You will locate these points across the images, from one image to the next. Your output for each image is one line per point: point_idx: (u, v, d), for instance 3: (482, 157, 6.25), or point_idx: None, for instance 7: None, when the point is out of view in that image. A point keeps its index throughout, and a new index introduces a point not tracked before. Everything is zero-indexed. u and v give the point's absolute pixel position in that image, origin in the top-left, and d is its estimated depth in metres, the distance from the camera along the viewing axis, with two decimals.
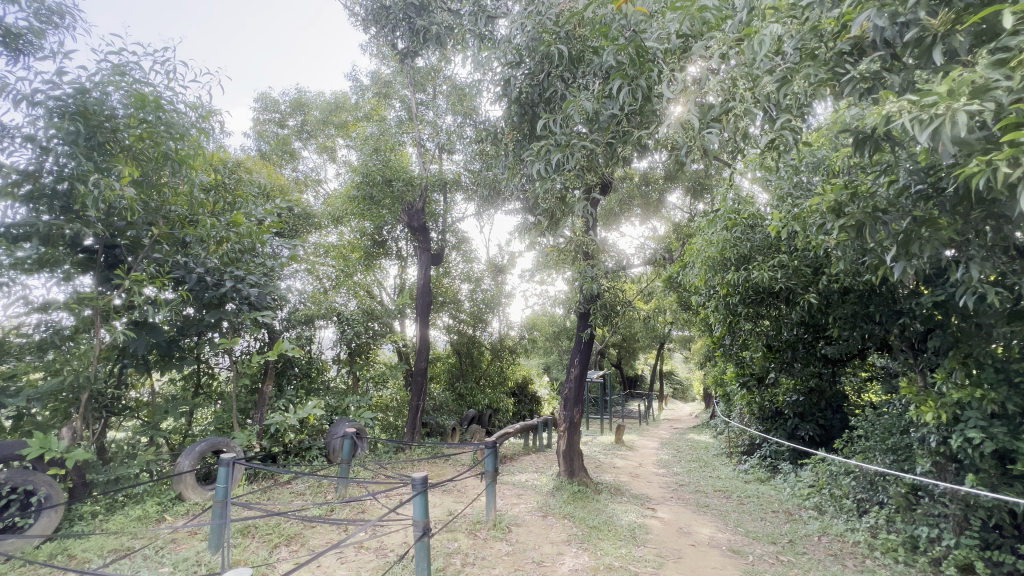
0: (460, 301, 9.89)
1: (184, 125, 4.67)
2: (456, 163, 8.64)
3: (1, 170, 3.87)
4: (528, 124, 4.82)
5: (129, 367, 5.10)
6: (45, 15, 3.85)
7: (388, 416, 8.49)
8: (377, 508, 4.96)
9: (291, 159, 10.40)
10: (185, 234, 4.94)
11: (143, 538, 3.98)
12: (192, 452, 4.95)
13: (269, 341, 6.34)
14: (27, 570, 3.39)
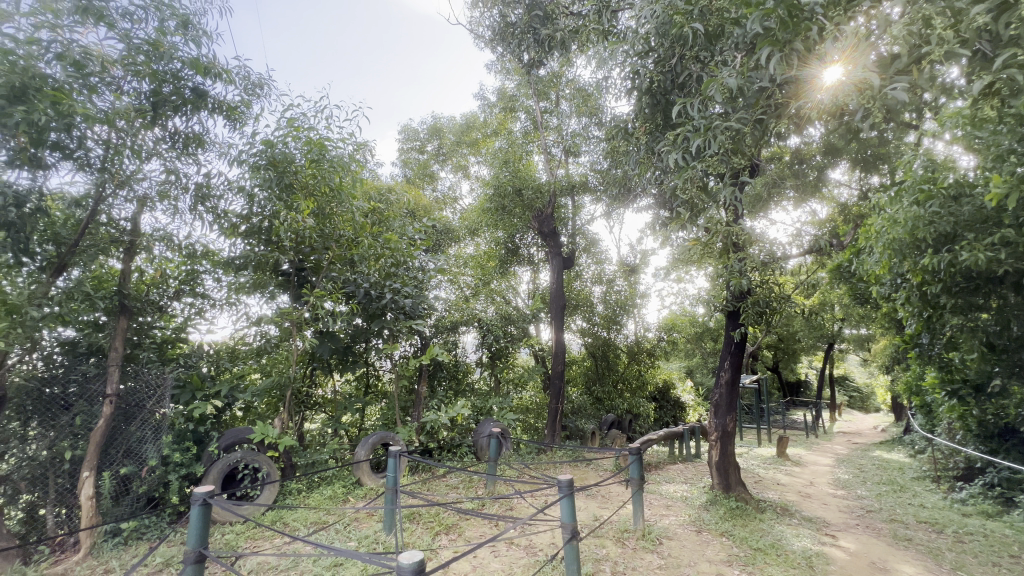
0: (593, 304, 9.79)
1: (344, 161, 5.43)
2: (583, 166, 8.59)
3: (227, 215, 4.95)
4: (662, 112, 4.60)
5: (318, 369, 6.12)
6: (251, 89, 4.81)
7: (528, 418, 8.76)
8: (524, 507, 5.13)
9: (432, 180, 11.40)
10: (353, 255, 5.73)
11: (335, 515, 4.67)
12: (366, 443, 5.69)
13: (421, 346, 7.07)
14: (257, 532, 4.24)
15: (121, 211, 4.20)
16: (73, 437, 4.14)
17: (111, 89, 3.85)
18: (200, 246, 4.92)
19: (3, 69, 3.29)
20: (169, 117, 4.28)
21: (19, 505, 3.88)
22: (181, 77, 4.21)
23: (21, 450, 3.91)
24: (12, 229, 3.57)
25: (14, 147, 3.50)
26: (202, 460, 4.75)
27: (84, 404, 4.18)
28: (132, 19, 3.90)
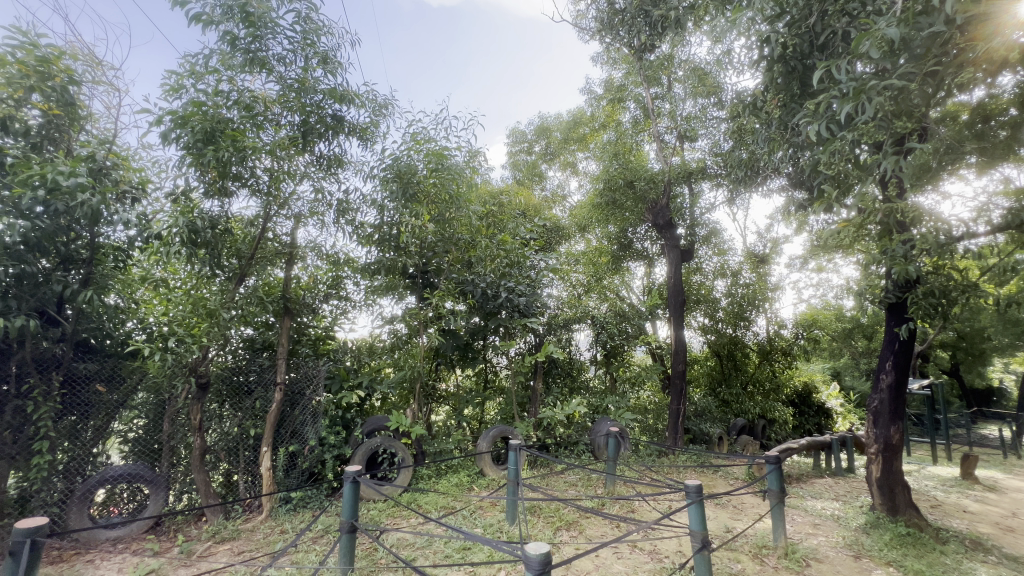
0: (716, 300, 9.06)
1: (460, 167, 5.71)
2: (701, 151, 7.99)
3: (363, 226, 5.53)
4: (798, 79, 4.09)
5: (443, 364, 6.57)
6: (378, 110, 5.32)
7: (647, 418, 8.42)
8: (647, 511, 4.93)
9: (540, 180, 11.51)
10: (470, 256, 6.02)
11: (462, 501, 4.97)
12: (488, 436, 5.97)
13: (536, 345, 7.27)
14: (396, 510, 4.70)
15: (282, 228, 4.94)
16: (255, 418, 4.98)
17: (272, 124, 4.53)
18: (343, 255, 5.57)
19: (200, 118, 4.14)
20: (316, 143, 4.90)
21: (220, 470, 4.80)
22: (324, 106, 4.80)
23: (220, 426, 4.82)
24: (210, 247, 4.44)
25: (210, 181, 4.33)
26: (350, 443, 5.39)
27: (262, 390, 5.03)
28: (285, 62, 4.55)
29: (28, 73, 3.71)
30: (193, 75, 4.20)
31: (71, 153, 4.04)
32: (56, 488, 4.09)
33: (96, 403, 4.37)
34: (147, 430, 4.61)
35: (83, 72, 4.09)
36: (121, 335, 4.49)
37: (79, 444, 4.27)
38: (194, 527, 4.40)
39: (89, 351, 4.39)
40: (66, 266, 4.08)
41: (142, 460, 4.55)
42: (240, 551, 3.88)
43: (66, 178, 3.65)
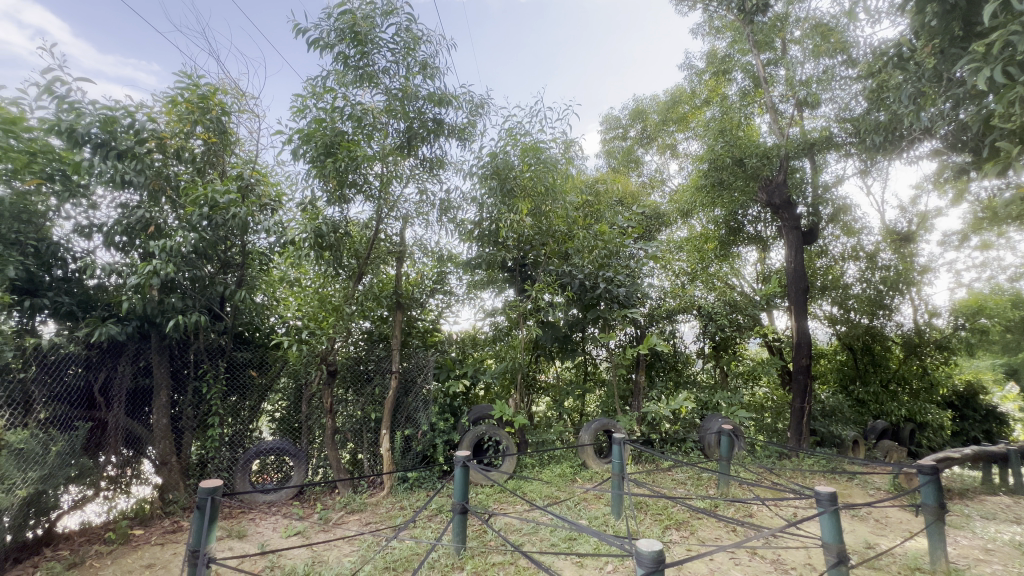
0: (847, 286, 7.99)
1: (555, 159, 5.64)
2: (826, 118, 7.06)
3: (464, 223, 5.75)
4: (961, 18, 3.44)
5: (542, 356, 6.64)
6: (474, 110, 5.48)
7: (765, 417, 7.72)
8: (768, 517, 4.54)
9: (636, 166, 11.05)
10: (568, 248, 5.98)
11: (566, 492, 5.00)
12: (590, 428, 5.89)
13: (639, 336, 7.04)
14: (502, 496, 4.88)
15: (392, 229, 5.34)
16: (374, 403, 5.49)
17: (380, 133, 4.90)
18: (446, 251, 5.85)
19: (321, 134, 4.63)
20: (420, 147, 5.19)
21: (347, 448, 5.37)
22: (425, 112, 5.07)
23: (346, 409, 5.38)
24: (334, 249, 4.97)
25: (332, 190, 4.82)
26: (458, 429, 5.74)
27: (380, 377, 5.53)
28: (390, 74, 4.88)
29: (194, 110, 4.44)
30: (314, 95, 4.69)
31: (226, 174, 4.75)
32: (225, 456, 4.91)
33: (250, 386, 5.13)
34: (289, 410, 5.30)
35: (232, 104, 4.79)
36: (267, 329, 5.20)
37: (239, 421, 5.06)
38: (329, 497, 4.98)
39: (243, 342, 5.15)
40: (225, 270, 4.80)
41: (286, 436, 5.25)
42: (368, 522, 4.31)
43: (222, 196, 4.30)
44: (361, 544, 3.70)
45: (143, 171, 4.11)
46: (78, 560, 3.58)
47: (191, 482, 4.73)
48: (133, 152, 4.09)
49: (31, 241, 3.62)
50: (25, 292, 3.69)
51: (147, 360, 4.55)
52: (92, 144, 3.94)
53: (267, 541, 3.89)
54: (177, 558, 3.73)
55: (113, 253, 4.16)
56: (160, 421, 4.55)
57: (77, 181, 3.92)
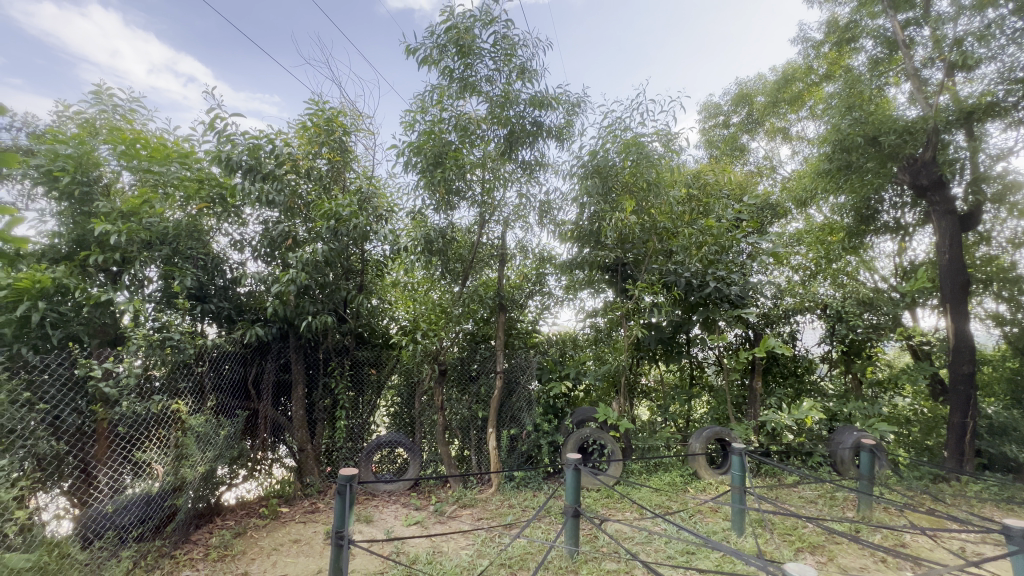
0: (1021, 279, 6.65)
1: (658, 153, 5.36)
2: (988, 80, 5.93)
3: (563, 224, 5.72)
4: None
5: (646, 358, 6.39)
6: (570, 108, 5.42)
7: (912, 432, 6.69)
8: (926, 549, 3.92)
9: (742, 154, 10.20)
10: (672, 245, 5.69)
11: (678, 502, 4.77)
12: (701, 435, 5.58)
13: (752, 339, 6.50)
14: (610, 500, 4.80)
15: (494, 233, 5.46)
16: (480, 402, 5.68)
17: (483, 140, 5.06)
18: (546, 253, 5.86)
19: (430, 146, 4.89)
20: (520, 150, 5.26)
21: (456, 445, 5.62)
22: (524, 115, 5.14)
23: (455, 407, 5.63)
24: (442, 254, 5.22)
25: (439, 198, 5.06)
26: (562, 431, 5.79)
27: (485, 377, 5.71)
28: (491, 81, 5.02)
29: (321, 132, 4.93)
30: (422, 109, 4.97)
31: (347, 188, 5.20)
32: (349, 447, 5.42)
33: (369, 383, 5.58)
34: (402, 406, 5.67)
35: (352, 125, 5.25)
36: (383, 330, 5.60)
37: (361, 415, 5.52)
38: (442, 491, 5.26)
39: (363, 342, 5.59)
40: (348, 277, 5.19)
41: (402, 430, 5.64)
42: (480, 517, 4.47)
43: (345, 209, 4.72)
44: (476, 538, 3.83)
45: (282, 190, 4.65)
46: (241, 531, 4.16)
47: (323, 469, 5.26)
48: (273, 174, 4.64)
49: (200, 255, 4.27)
50: (197, 299, 4.30)
51: (287, 358, 5.14)
52: (243, 170, 4.55)
53: (391, 528, 4.20)
54: (318, 536, 4.17)
55: (259, 264, 4.75)
56: (297, 412, 5.12)
57: (231, 202, 4.52)
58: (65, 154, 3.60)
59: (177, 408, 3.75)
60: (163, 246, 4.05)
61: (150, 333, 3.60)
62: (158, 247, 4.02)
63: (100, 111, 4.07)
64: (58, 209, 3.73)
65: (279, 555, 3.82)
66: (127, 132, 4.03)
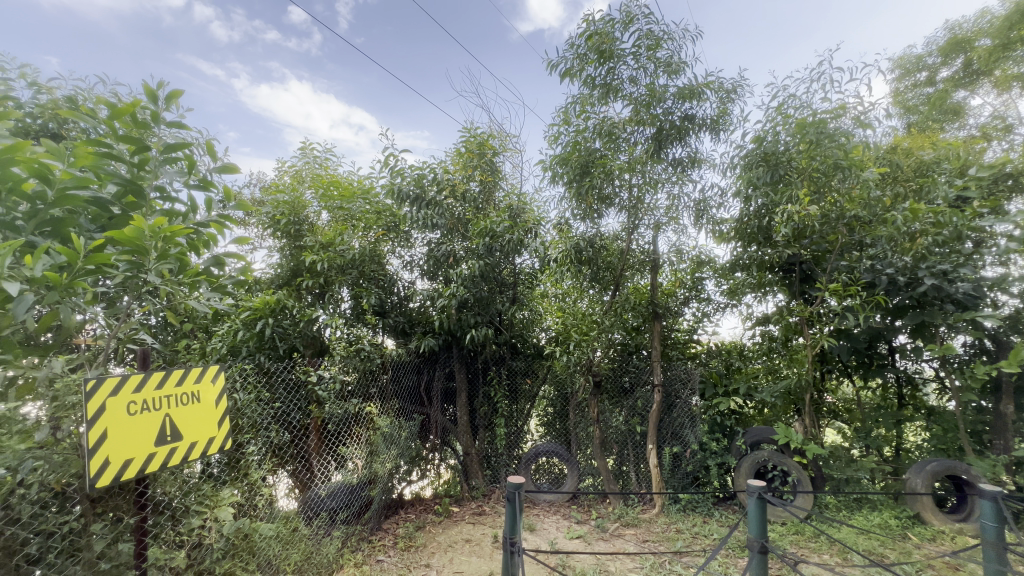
0: None
1: (845, 130, 4.52)
2: None
3: (722, 222, 5.22)
4: None
5: (835, 372, 5.41)
6: (724, 95, 4.92)
7: None
8: None
9: (957, 115, 8.10)
10: (868, 237, 4.74)
11: (895, 550, 3.90)
12: (923, 470, 4.49)
13: (993, 348, 4.91)
14: (800, 538, 4.16)
15: (644, 238, 5.17)
16: (637, 415, 5.46)
17: (629, 143, 4.89)
18: (705, 255, 5.38)
19: (576, 156, 4.90)
20: (670, 148, 4.96)
21: (613, 458, 5.47)
22: (673, 111, 4.83)
23: (610, 420, 5.49)
24: (592, 263, 5.14)
25: (586, 207, 5.04)
26: (733, 452, 5.23)
27: (641, 390, 5.48)
28: (635, 82, 4.84)
29: (474, 156, 5.29)
30: (566, 120, 5.00)
31: (497, 206, 5.48)
32: (509, 453, 5.66)
33: (524, 392, 5.75)
34: (556, 415, 5.72)
35: (500, 146, 5.54)
36: (534, 340, 5.72)
37: (517, 423, 5.71)
38: (601, 506, 5.15)
39: (517, 352, 5.78)
40: (502, 290, 5.36)
41: (557, 440, 5.70)
42: (645, 539, 4.24)
43: (499, 225, 4.96)
44: (645, 562, 3.63)
45: (443, 214, 5.10)
46: (421, 525, 4.61)
47: (487, 473, 5.58)
48: (435, 200, 5.10)
49: (381, 276, 4.89)
50: (380, 314, 4.85)
51: (451, 367, 5.56)
52: (411, 199, 5.08)
53: (555, 539, 4.24)
54: (487, 538, 4.41)
55: (425, 282, 5.24)
56: (462, 417, 5.52)
57: (402, 228, 5.10)
58: (283, 201, 4.48)
59: (368, 410, 4.41)
60: (352, 269, 4.63)
61: (348, 344, 4.23)
62: (349, 271, 4.62)
63: (305, 163, 4.94)
64: (280, 246, 4.61)
65: (454, 552, 4.14)
66: (324, 178, 4.83)
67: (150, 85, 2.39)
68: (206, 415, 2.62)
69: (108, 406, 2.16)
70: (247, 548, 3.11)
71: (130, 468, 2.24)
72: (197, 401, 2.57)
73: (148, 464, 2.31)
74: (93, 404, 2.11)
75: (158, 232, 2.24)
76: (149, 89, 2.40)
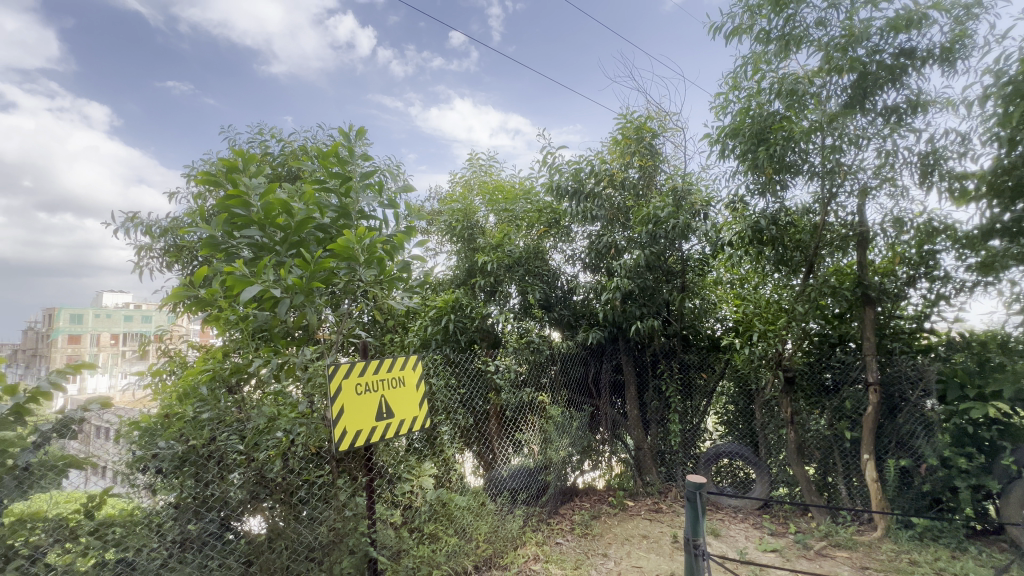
0: None
1: None
2: None
3: (964, 177, 4.05)
4: None
5: None
6: (964, 13, 3.78)
7: None
8: None
9: None
10: None
11: None
12: None
13: None
14: None
15: (846, 208, 4.33)
16: (845, 419, 4.62)
17: (820, 98, 4.13)
18: (938, 221, 4.24)
19: (749, 125, 4.35)
20: (878, 96, 4.05)
21: (815, 467, 4.73)
22: (881, 49, 3.93)
23: (808, 424, 4.75)
24: (776, 243, 4.50)
25: (765, 180, 4.45)
26: (996, 474, 4.03)
27: (850, 389, 4.60)
28: (825, 25, 4.07)
29: (631, 142, 5.10)
30: (736, 86, 4.47)
31: (660, 190, 5.21)
32: (685, 452, 5.36)
33: (699, 388, 5.36)
34: (739, 414, 5.20)
35: (659, 127, 5.24)
36: (709, 331, 5.27)
37: (693, 420, 5.36)
38: (801, 521, 4.52)
39: (690, 345, 5.39)
40: (668, 278, 5.06)
41: (741, 441, 5.18)
42: (864, 567, 3.59)
43: (662, 211, 4.71)
44: None
45: (603, 205, 5.05)
46: (597, 515, 4.69)
47: (661, 470, 5.37)
48: (593, 192, 5.07)
49: (546, 272, 5.06)
50: (546, 308, 5.03)
51: (618, 359, 5.48)
52: (570, 194, 5.14)
53: (745, 549, 3.86)
54: (665, 537, 4.26)
55: (588, 275, 5.24)
56: (632, 411, 5.42)
57: (563, 223, 5.20)
58: (457, 209, 4.96)
59: (540, 400, 4.66)
60: (519, 267, 4.89)
61: (520, 337, 4.53)
62: (516, 268, 4.88)
63: (472, 172, 5.38)
64: (455, 250, 5.11)
65: (631, 546, 4.10)
66: (490, 183, 5.20)
67: (344, 128, 3.05)
68: (410, 396, 3.08)
69: (343, 386, 2.71)
70: (447, 515, 3.56)
71: (360, 437, 2.77)
72: (403, 385, 3.04)
73: (371, 435, 2.83)
74: (334, 383, 2.68)
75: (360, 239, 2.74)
76: (343, 130, 3.01)
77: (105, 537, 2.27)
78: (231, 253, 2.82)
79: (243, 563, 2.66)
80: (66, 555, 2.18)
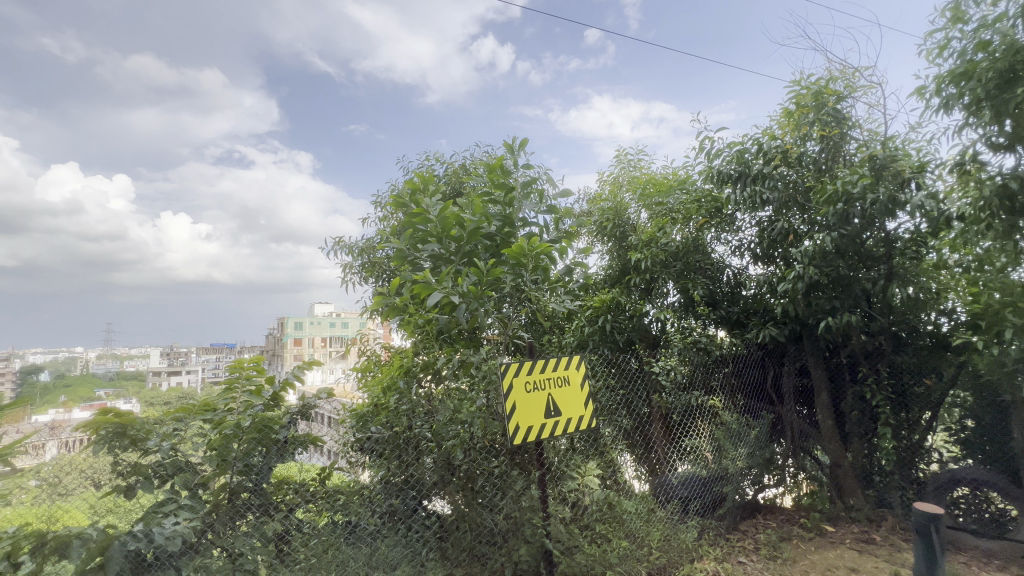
0: None
1: None
2: None
3: None
4: None
5: None
6: None
7: None
8: None
9: None
10: None
11: None
12: None
13: None
14: None
15: None
16: None
17: None
18: None
19: (989, 63, 3.38)
20: None
21: None
22: None
23: None
24: None
25: (1014, 129, 3.43)
26: None
27: None
28: None
29: (808, 111, 4.43)
30: (958, 18, 3.56)
31: (850, 162, 4.41)
32: (903, 474, 4.42)
33: (919, 397, 4.38)
34: (982, 432, 4.21)
35: (845, 88, 4.46)
36: (930, 328, 4.26)
37: (912, 436, 4.40)
38: None
39: (903, 344, 4.43)
40: (868, 265, 4.23)
41: (990, 466, 4.18)
42: None
43: (856, 185, 3.94)
44: None
45: (776, 186, 4.43)
46: (786, 537, 4.16)
47: (870, 493, 4.51)
48: (764, 173, 4.47)
49: (709, 266, 4.63)
50: (711, 305, 4.61)
51: (803, 361, 4.80)
52: (734, 178, 4.61)
53: None
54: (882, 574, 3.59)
55: (759, 267, 4.70)
56: (826, 422, 4.64)
57: (726, 211, 4.74)
58: (608, 208, 4.86)
59: (711, 403, 4.32)
60: (677, 262, 4.57)
61: (686, 338, 4.29)
62: (673, 264, 4.56)
63: (621, 169, 5.18)
64: (607, 249, 4.98)
65: None
66: (641, 178, 4.99)
67: (509, 140, 3.25)
68: (576, 396, 3.14)
69: (514, 384, 2.89)
70: (616, 516, 3.52)
71: (533, 433, 2.94)
72: (569, 384, 3.11)
73: (541, 431, 2.97)
74: (506, 381, 2.88)
75: (536, 247, 2.98)
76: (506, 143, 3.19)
77: (335, 500, 2.81)
78: (416, 263, 3.22)
79: (437, 538, 3.04)
80: (311, 512, 2.73)
